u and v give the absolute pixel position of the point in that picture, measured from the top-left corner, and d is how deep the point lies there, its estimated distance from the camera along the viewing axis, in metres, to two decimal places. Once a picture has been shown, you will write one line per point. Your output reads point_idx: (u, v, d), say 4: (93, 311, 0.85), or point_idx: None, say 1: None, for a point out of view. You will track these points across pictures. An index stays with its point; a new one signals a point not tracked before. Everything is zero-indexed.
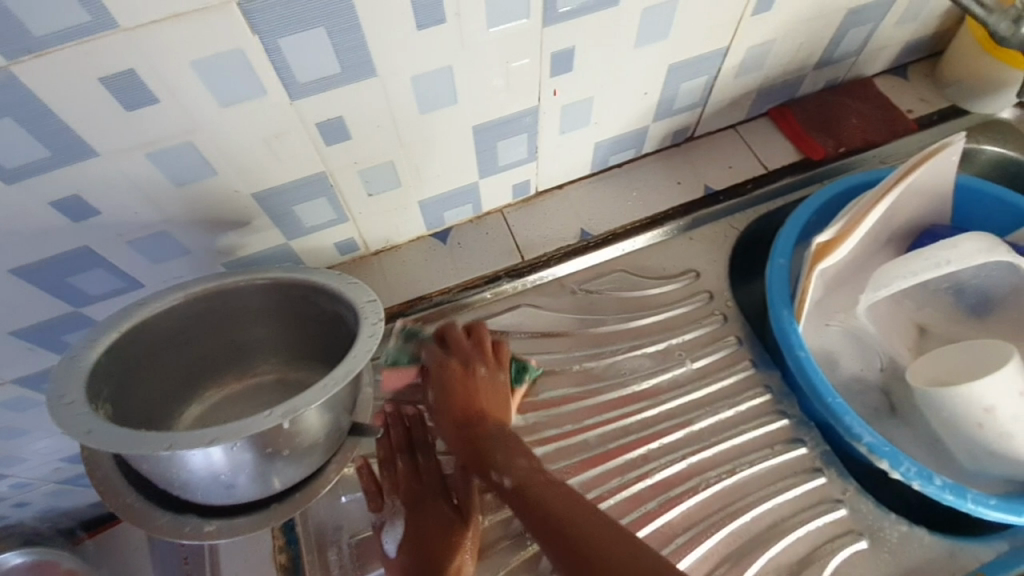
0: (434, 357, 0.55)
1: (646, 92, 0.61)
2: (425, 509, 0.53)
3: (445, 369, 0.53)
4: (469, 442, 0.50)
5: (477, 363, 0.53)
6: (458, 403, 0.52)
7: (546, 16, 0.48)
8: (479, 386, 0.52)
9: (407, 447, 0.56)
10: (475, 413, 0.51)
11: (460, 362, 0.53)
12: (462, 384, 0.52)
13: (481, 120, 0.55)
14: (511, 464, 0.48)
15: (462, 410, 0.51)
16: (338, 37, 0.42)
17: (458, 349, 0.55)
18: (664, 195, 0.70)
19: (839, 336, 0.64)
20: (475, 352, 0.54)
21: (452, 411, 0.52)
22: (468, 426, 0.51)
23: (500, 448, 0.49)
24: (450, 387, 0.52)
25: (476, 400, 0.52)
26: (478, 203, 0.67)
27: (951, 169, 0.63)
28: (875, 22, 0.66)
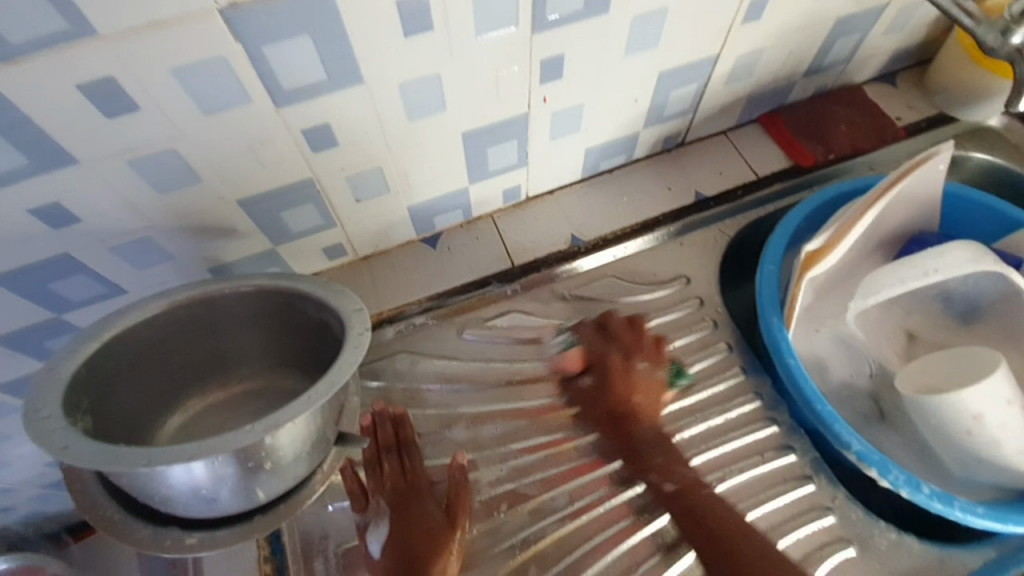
0: (596, 344, 0.61)
1: (637, 99, 0.61)
2: (412, 508, 0.53)
3: (609, 361, 0.60)
4: (624, 434, 0.59)
5: (642, 360, 0.60)
6: (618, 398, 0.59)
7: (535, 23, 0.47)
8: (638, 383, 0.59)
9: (394, 447, 0.55)
10: (633, 410, 0.59)
11: (623, 356, 0.60)
12: (616, 377, 0.59)
13: (471, 126, 0.55)
14: (673, 470, 0.57)
15: (621, 404, 0.59)
16: (324, 44, 0.41)
17: (618, 341, 0.61)
18: (655, 200, 0.70)
19: (829, 342, 0.65)
20: (637, 347, 0.60)
21: (617, 403, 0.59)
22: (623, 420, 0.59)
23: (658, 451, 0.58)
24: (611, 381, 0.59)
25: (633, 398, 0.59)
26: (469, 208, 0.67)
27: (939, 176, 0.63)
28: (864, 30, 0.66)
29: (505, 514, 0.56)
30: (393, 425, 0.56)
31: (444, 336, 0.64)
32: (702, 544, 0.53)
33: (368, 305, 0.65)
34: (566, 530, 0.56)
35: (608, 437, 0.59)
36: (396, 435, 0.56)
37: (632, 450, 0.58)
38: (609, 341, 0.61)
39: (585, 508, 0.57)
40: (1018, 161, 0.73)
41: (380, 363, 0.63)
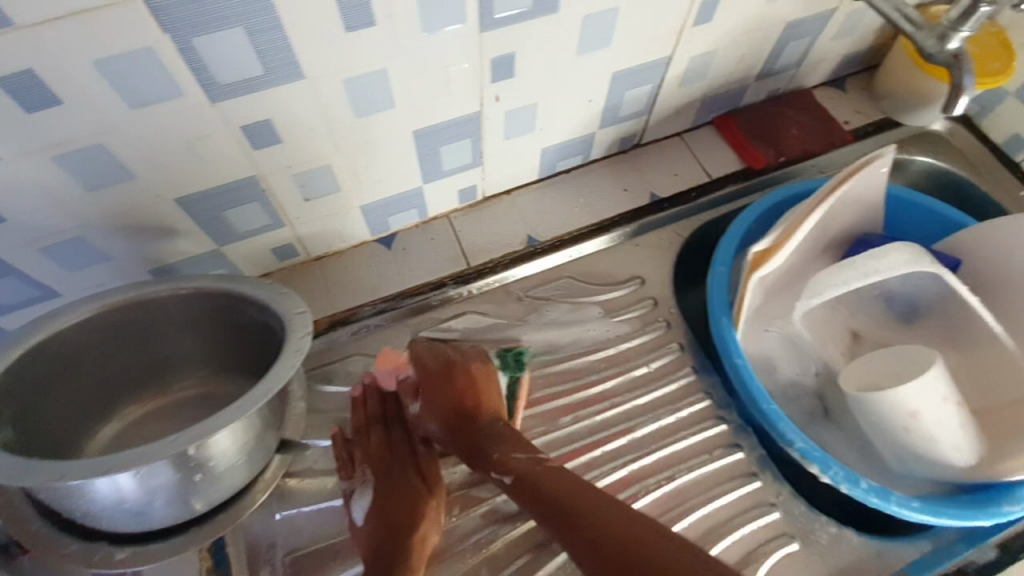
0: (412, 361, 0.57)
1: (591, 99, 0.61)
2: (391, 473, 0.54)
3: (429, 378, 0.55)
4: (470, 438, 0.52)
5: (460, 369, 0.55)
6: (447, 399, 0.54)
7: (482, 22, 0.47)
8: (466, 385, 0.55)
9: (377, 415, 0.58)
10: (472, 408, 0.54)
11: (439, 362, 0.56)
12: (444, 387, 0.54)
13: (421, 124, 0.54)
14: (509, 461, 0.49)
15: (451, 406, 0.54)
16: (259, 36, 0.40)
17: (442, 354, 0.57)
18: (612, 201, 0.71)
19: (778, 341, 0.66)
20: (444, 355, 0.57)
21: (457, 413, 0.54)
22: (467, 426, 0.53)
23: (495, 443, 0.51)
24: (438, 386, 0.55)
25: (470, 395, 0.54)
26: (424, 208, 0.66)
27: (881, 181, 0.65)
28: (813, 36, 0.68)
29: (458, 517, 0.56)
30: (379, 396, 0.59)
31: (398, 338, 0.64)
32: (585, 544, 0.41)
33: (321, 307, 0.64)
34: (518, 532, 0.56)
35: (452, 444, 0.53)
36: (382, 405, 0.58)
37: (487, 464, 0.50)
38: (423, 357, 0.57)
39: None
40: (958, 166, 0.75)
41: (333, 366, 0.62)
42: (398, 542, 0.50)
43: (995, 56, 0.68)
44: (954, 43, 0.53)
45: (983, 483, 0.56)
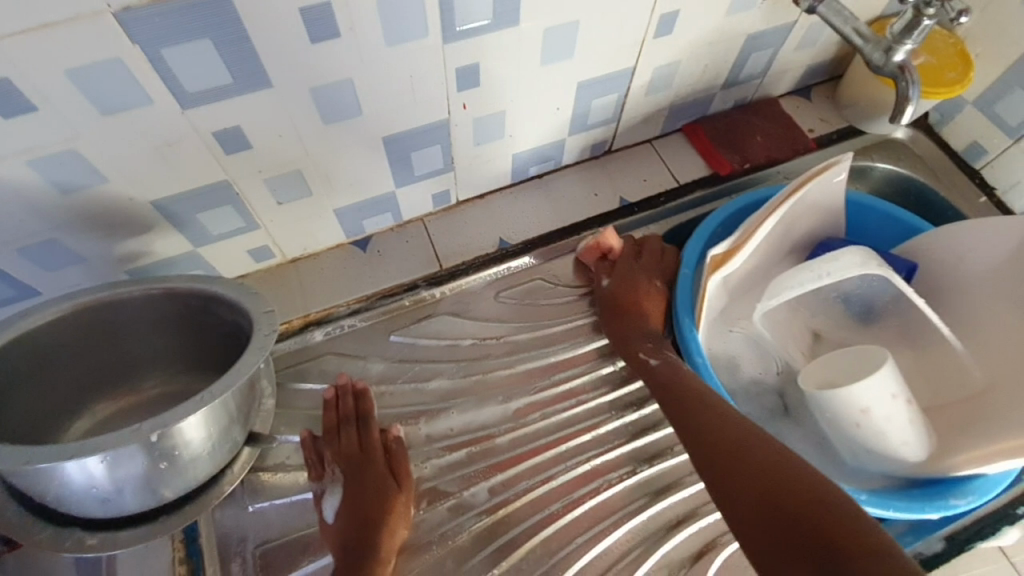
0: (624, 252, 0.68)
1: (558, 107, 0.63)
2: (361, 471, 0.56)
3: (625, 268, 0.67)
4: (625, 326, 0.64)
5: (651, 273, 0.66)
6: (633, 294, 0.65)
7: (444, 34, 0.49)
8: (644, 288, 0.65)
9: (349, 415, 0.58)
10: (640, 309, 0.65)
11: (653, 267, 0.67)
12: (634, 280, 0.66)
13: (391, 130, 0.56)
14: (659, 352, 0.62)
15: (630, 299, 0.65)
16: (225, 48, 0.42)
17: (647, 255, 0.67)
18: (582, 205, 0.73)
19: (741, 342, 0.69)
20: (655, 266, 0.67)
21: (629, 297, 0.65)
22: (629, 311, 0.64)
23: (648, 339, 0.63)
24: (631, 274, 0.66)
25: (643, 302, 0.65)
26: (398, 212, 0.68)
27: (839, 187, 0.67)
28: (774, 47, 0.70)
29: (425, 511, 0.57)
30: (353, 394, 0.59)
31: (371, 337, 0.66)
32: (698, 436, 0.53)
33: (295, 308, 0.65)
34: (484, 523, 0.57)
35: (613, 328, 0.64)
36: (355, 403, 0.59)
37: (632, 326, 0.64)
38: (641, 254, 0.67)
39: (503, 503, 0.58)
40: (918, 173, 0.78)
41: (308, 365, 0.64)
42: (366, 540, 0.52)
43: (951, 66, 0.70)
44: (900, 55, 0.56)
45: (934, 478, 0.58)
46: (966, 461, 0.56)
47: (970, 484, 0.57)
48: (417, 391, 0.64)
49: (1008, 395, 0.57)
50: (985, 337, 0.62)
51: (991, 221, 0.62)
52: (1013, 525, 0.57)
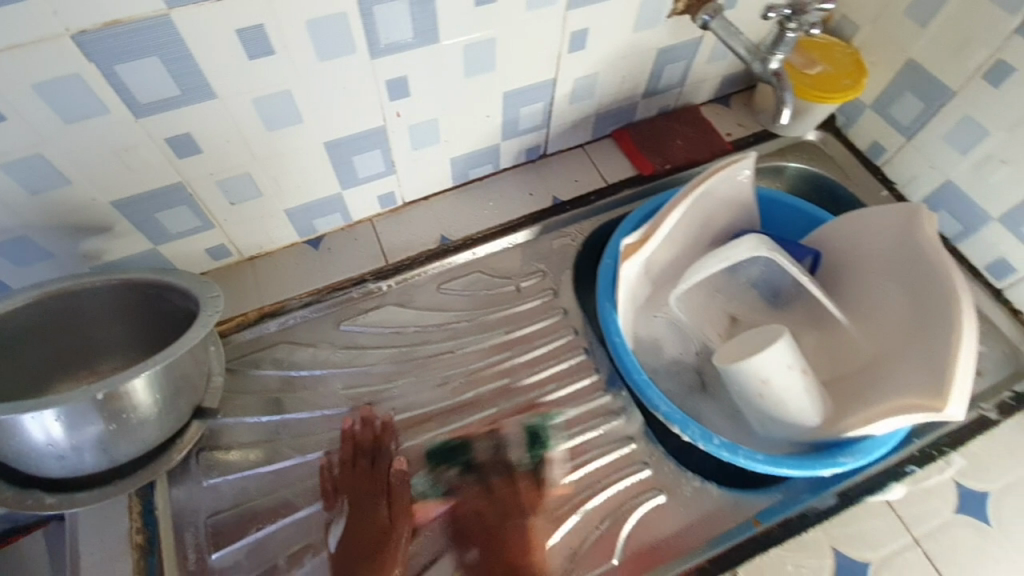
0: (479, 504, 0.62)
1: (488, 115, 0.70)
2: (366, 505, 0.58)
3: (485, 522, 0.61)
4: None
5: (518, 517, 0.61)
6: (505, 551, 0.59)
7: (372, 50, 0.55)
8: (513, 540, 0.59)
9: (365, 447, 0.62)
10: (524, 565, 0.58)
11: (505, 513, 0.61)
12: (498, 533, 0.60)
13: (331, 137, 0.62)
14: None
15: (508, 562, 0.58)
16: (172, 64, 0.48)
17: (494, 493, 0.62)
18: (518, 205, 0.80)
19: (664, 325, 0.75)
20: (515, 506, 0.61)
21: (503, 563, 0.58)
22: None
23: None
24: (484, 529, 0.60)
25: (525, 555, 0.58)
26: (347, 212, 0.74)
27: (746, 183, 0.75)
28: (688, 59, 0.77)
29: None
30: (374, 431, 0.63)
31: (322, 327, 0.71)
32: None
33: (250, 301, 0.71)
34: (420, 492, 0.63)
35: None
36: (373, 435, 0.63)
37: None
38: (490, 493, 0.62)
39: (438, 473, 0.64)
40: (829, 170, 0.85)
41: (262, 353, 0.69)
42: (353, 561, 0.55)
43: (849, 73, 0.76)
44: (776, 63, 0.63)
45: (831, 440, 0.63)
46: (855, 423, 0.61)
47: (860, 444, 0.62)
48: (363, 375, 0.69)
49: (895, 362, 0.62)
50: (874, 315, 0.67)
51: (881, 208, 0.67)
52: (900, 483, 0.63)
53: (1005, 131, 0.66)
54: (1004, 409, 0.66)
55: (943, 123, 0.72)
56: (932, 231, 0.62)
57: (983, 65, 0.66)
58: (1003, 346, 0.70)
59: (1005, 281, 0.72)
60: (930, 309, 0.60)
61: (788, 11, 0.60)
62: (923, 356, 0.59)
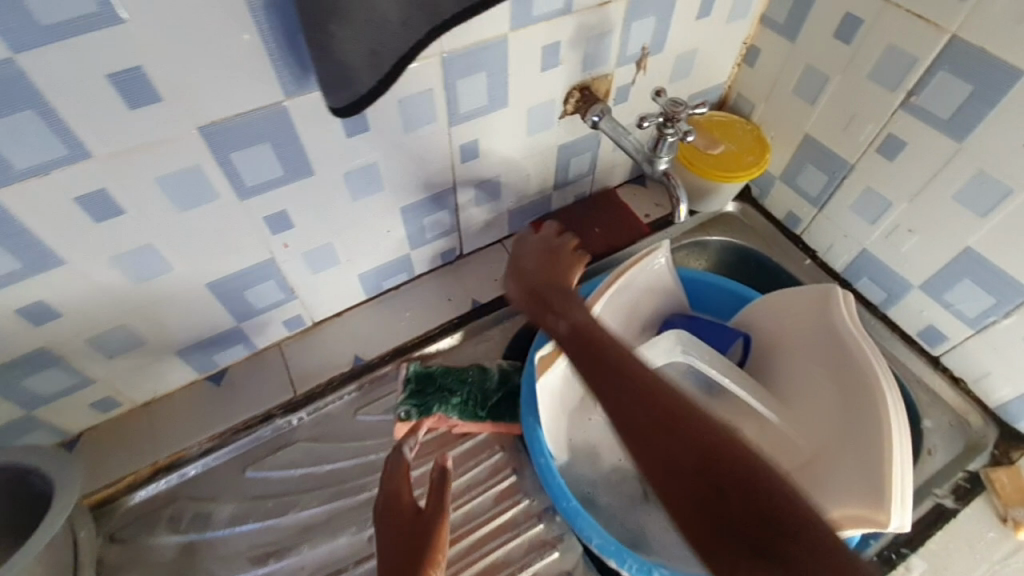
0: (523, 240, 0.67)
1: (389, 230, 0.67)
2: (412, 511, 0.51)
3: (533, 245, 0.66)
4: (536, 285, 0.61)
5: (559, 243, 0.65)
6: (544, 259, 0.64)
7: (238, 192, 0.52)
8: (555, 251, 0.64)
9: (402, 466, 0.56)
10: (551, 266, 0.63)
11: (543, 238, 0.66)
12: (541, 249, 0.65)
13: (213, 277, 0.58)
14: (571, 312, 0.56)
15: (545, 264, 0.63)
16: (5, 241, 0.44)
17: (533, 259, 0.64)
18: (436, 312, 0.75)
19: (600, 428, 0.70)
20: (554, 242, 0.66)
21: (546, 256, 0.64)
22: (539, 282, 0.61)
23: (563, 297, 0.58)
24: (535, 249, 0.65)
25: (556, 261, 0.63)
26: (250, 342, 0.69)
27: (665, 271, 0.73)
28: (592, 151, 0.77)
29: None
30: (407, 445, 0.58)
31: (225, 476, 0.65)
32: (535, 275, 0.62)
33: (143, 456, 0.64)
34: None
35: (524, 279, 0.62)
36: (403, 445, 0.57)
37: (563, 329, 0.55)
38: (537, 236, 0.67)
39: None
40: (753, 241, 0.83)
41: (160, 514, 0.63)
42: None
43: (751, 150, 0.77)
44: (663, 164, 0.65)
45: None
46: None
47: None
48: (272, 528, 0.63)
49: (833, 460, 0.58)
50: (806, 405, 0.64)
51: (798, 292, 0.65)
52: None
53: (907, 202, 0.65)
54: (960, 494, 0.62)
55: (848, 196, 0.71)
56: (850, 319, 0.60)
57: (874, 139, 0.65)
58: (948, 416, 0.67)
59: (938, 347, 0.69)
60: (859, 401, 0.57)
61: (662, 119, 0.62)
62: (859, 456, 0.55)
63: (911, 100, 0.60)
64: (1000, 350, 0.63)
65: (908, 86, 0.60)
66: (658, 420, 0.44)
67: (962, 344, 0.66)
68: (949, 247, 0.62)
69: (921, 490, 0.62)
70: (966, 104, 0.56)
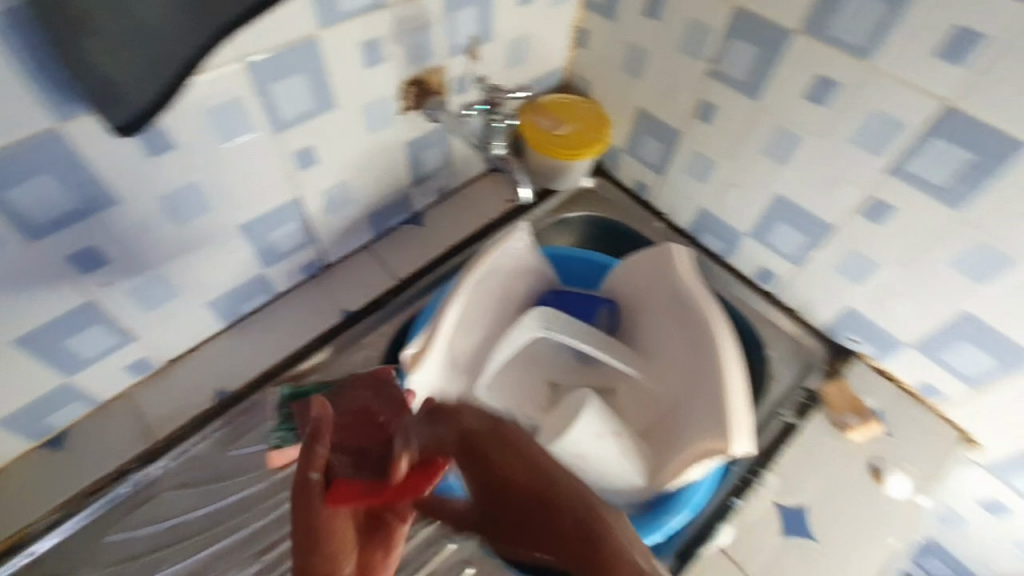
0: (411, 462, 0.37)
1: (232, 250, 0.62)
2: (348, 474, 0.35)
3: (477, 464, 0.35)
4: (535, 540, 0.33)
5: (485, 422, 0.37)
6: (500, 494, 0.34)
7: (24, 234, 0.46)
8: (501, 441, 0.35)
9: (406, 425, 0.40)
10: (506, 488, 0.34)
11: (454, 429, 0.37)
12: (463, 449, 0.36)
13: (20, 331, 0.51)
14: None
15: (494, 484, 0.35)
16: None
17: (532, 505, 0.33)
18: (302, 329, 0.71)
19: None
20: (473, 445, 0.36)
21: (510, 501, 0.34)
22: (522, 523, 0.33)
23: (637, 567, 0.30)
24: (463, 476, 0.36)
25: (507, 471, 0.34)
26: (89, 396, 0.62)
27: (530, 249, 0.74)
28: (444, 143, 0.76)
29: None
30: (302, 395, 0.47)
31: (77, 547, 0.58)
32: (499, 523, 0.35)
33: None
34: None
35: (516, 543, 0.34)
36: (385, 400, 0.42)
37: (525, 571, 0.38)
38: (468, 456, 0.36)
39: None
40: (611, 213, 0.87)
41: None
42: None
43: (592, 127, 0.81)
44: (501, 148, 0.69)
45: (660, 493, 0.62)
46: (673, 474, 0.60)
47: (681, 494, 0.61)
48: None
49: (688, 407, 0.62)
50: (666, 360, 0.67)
51: (645, 254, 0.70)
52: (726, 522, 0.62)
53: (728, 160, 0.69)
54: (801, 410, 0.69)
55: (682, 159, 0.75)
56: (691, 273, 0.65)
57: (693, 106, 0.69)
58: (787, 344, 0.74)
59: (773, 286, 0.75)
60: (701, 351, 0.62)
61: (488, 105, 0.68)
62: (707, 404, 0.60)
63: (715, 67, 0.64)
64: (821, 283, 0.68)
65: (711, 54, 0.64)
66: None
67: (789, 280, 0.72)
68: (764, 197, 0.68)
69: (767, 414, 0.69)
70: (756, 66, 0.60)
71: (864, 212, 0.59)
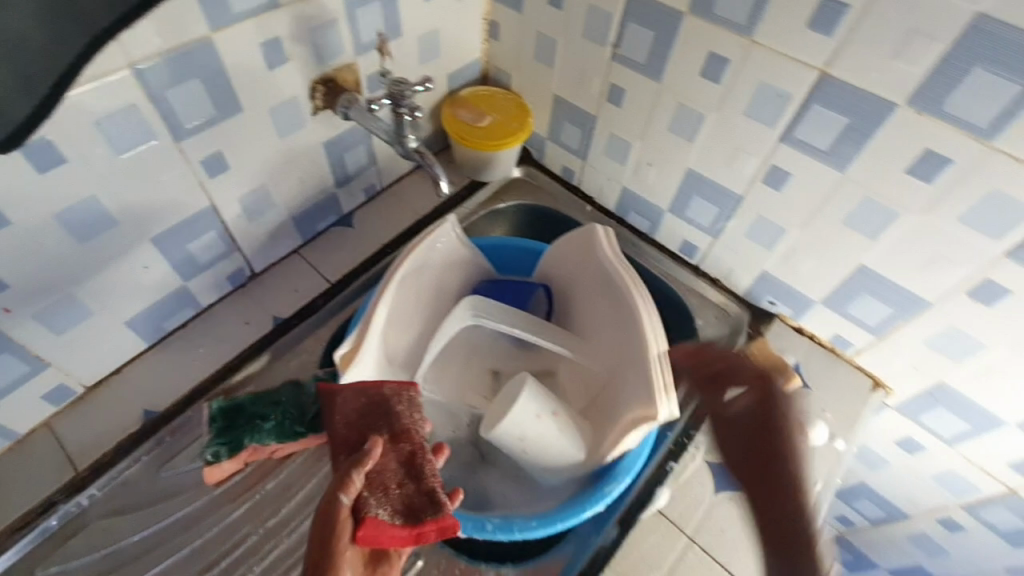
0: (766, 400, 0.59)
1: (146, 265, 0.60)
2: (376, 515, 0.45)
3: (768, 423, 0.58)
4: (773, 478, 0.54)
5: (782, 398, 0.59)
6: (771, 432, 0.57)
7: None
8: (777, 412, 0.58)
9: (427, 473, 0.50)
10: (788, 442, 0.56)
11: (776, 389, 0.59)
12: (768, 424, 0.57)
13: None
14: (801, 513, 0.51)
15: (778, 420, 0.57)
16: None
17: (762, 465, 0.55)
18: (232, 341, 0.70)
19: (429, 408, 0.70)
20: (770, 394, 0.59)
21: (777, 434, 0.57)
22: (766, 470, 0.55)
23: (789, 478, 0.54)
24: (763, 422, 0.58)
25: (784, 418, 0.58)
26: (4, 430, 0.59)
27: (460, 240, 0.74)
28: (365, 142, 0.76)
29: None
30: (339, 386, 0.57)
31: None
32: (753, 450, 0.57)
33: None
34: None
35: (760, 482, 0.55)
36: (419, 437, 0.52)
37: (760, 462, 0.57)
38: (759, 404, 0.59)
39: None
40: (541, 200, 0.89)
41: None
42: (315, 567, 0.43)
43: (513, 117, 0.82)
44: (413, 143, 0.68)
45: (600, 466, 0.63)
46: (611, 445, 0.61)
47: (621, 464, 0.62)
48: None
49: (622, 379, 0.64)
50: (597, 337, 0.70)
51: (569, 236, 0.73)
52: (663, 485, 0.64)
53: (641, 140, 0.72)
54: None
55: (600, 142, 0.78)
56: (610, 247, 0.68)
57: (603, 90, 0.72)
58: (714, 312, 0.77)
59: (696, 258, 0.78)
60: (624, 318, 0.65)
61: (391, 99, 0.65)
62: (638, 374, 0.62)
63: (618, 51, 0.66)
64: (737, 250, 0.72)
65: (612, 39, 0.66)
66: (774, 545, 0.50)
67: (709, 251, 0.76)
68: (677, 173, 0.71)
69: None
70: (654, 47, 0.63)
71: (766, 179, 0.63)
